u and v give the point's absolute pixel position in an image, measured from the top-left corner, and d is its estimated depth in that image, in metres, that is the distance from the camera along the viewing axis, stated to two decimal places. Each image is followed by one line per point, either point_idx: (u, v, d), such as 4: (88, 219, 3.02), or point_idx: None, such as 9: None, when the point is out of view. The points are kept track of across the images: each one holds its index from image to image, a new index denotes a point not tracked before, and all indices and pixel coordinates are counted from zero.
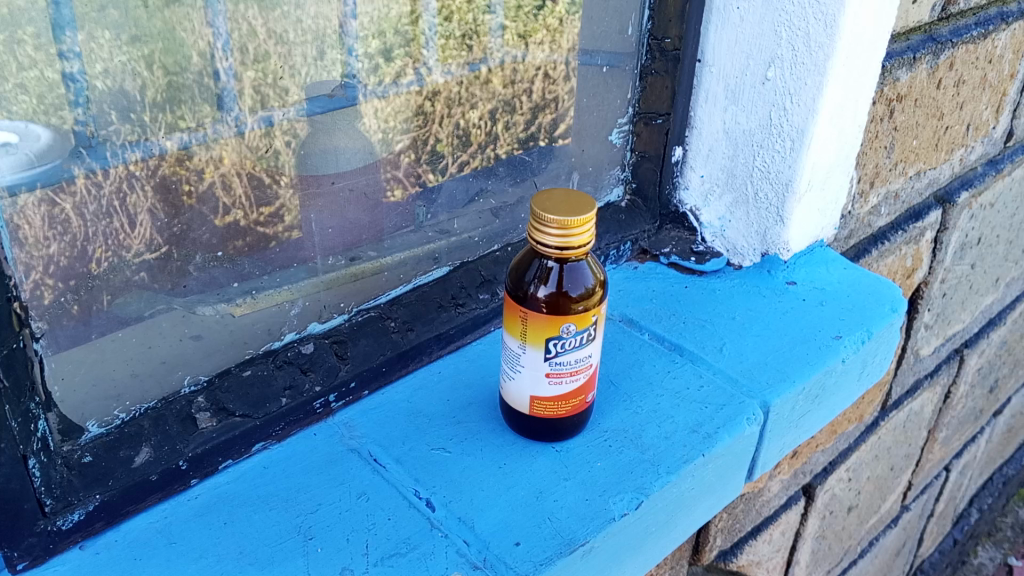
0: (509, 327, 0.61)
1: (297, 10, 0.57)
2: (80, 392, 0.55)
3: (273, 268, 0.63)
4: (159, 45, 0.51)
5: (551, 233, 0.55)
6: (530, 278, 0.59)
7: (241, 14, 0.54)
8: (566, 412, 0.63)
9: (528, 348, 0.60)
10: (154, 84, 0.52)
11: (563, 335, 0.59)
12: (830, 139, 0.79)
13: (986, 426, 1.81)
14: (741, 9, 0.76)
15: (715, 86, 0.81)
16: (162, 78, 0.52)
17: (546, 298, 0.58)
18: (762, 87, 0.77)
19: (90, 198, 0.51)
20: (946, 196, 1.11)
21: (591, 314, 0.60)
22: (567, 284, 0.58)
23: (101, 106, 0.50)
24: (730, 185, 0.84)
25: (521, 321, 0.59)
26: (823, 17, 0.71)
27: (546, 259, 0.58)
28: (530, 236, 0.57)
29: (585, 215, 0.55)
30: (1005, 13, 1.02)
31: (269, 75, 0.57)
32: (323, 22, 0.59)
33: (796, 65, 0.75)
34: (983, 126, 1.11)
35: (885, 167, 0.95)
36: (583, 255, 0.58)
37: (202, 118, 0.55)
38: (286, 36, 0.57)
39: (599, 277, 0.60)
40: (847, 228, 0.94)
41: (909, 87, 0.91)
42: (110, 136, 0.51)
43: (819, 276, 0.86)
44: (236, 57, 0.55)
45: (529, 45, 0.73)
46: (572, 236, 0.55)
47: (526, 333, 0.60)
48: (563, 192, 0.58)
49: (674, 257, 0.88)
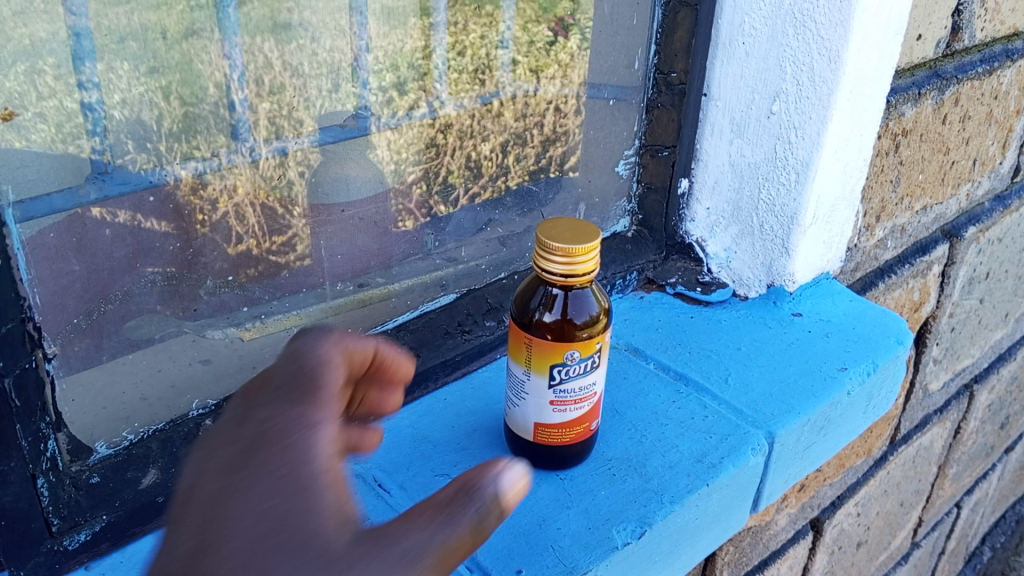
0: (513, 353, 0.62)
1: (312, 44, 0.59)
2: (90, 413, 0.56)
3: (282, 293, 0.64)
4: (177, 77, 0.53)
5: (556, 260, 0.56)
6: (535, 305, 0.60)
7: (257, 46, 0.56)
8: (570, 440, 0.63)
9: (532, 374, 0.61)
10: (171, 114, 0.54)
11: (568, 361, 0.60)
12: (835, 172, 0.80)
13: (997, 463, 1.79)
14: (746, 45, 0.76)
15: (721, 120, 0.82)
16: (179, 109, 0.54)
17: (551, 324, 0.59)
18: (767, 121, 0.78)
19: (106, 226, 0.53)
20: (952, 230, 1.12)
21: (596, 342, 0.60)
22: (572, 311, 0.59)
23: (118, 136, 0.52)
24: (736, 217, 0.85)
25: (526, 347, 0.60)
26: (827, 52, 0.72)
27: (552, 286, 0.59)
28: (536, 263, 0.58)
29: (589, 244, 0.56)
30: (1011, 50, 1.03)
31: (284, 107, 0.59)
32: (337, 56, 0.61)
33: (801, 99, 0.76)
34: (990, 161, 1.12)
35: (891, 202, 0.96)
36: (588, 283, 0.59)
37: (218, 147, 0.57)
38: (301, 68, 0.59)
39: (605, 305, 0.61)
40: (853, 261, 0.95)
41: (915, 121, 0.92)
42: (126, 164, 0.53)
43: (825, 308, 0.87)
44: (252, 89, 0.57)
45: (540, 79, 0.75)
46: (577, 263, 0.56)
47: (530, 359, 0.60)
48: (569, 220, 0.59)
49: (679, 287, 0.88)
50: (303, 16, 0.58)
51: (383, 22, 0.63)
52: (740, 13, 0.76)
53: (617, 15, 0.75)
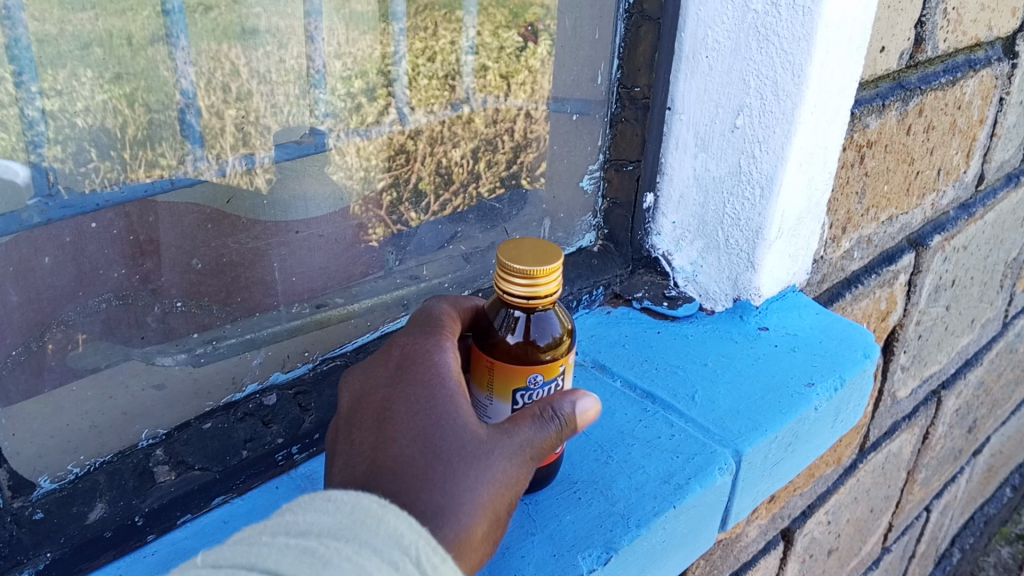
0: (476, 376, 0.61)
1: (279, 50, 0.57)
2: (35, 444, 0.54)
3: (236, 316, 0.62)
4: (141, 83, 0.51)
5: (517, 283, 0.55)
6: (498, 328, 0.59)
7: (224, 53, 0.55)
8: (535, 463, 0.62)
9: (495, 399, 0.60)
10: (135, 121, 0.52)
11: (531, 384, 0.59)
12: (800, 185, 0.79)
13: (965, 467, 1.80)
14: (710, 58, 0.76)
15: (686, 133, 0.81)
16: (143, 116, 0.52)
17: (513, 349, 0.58)
18: (731, 135, 0.78)
19: (51, 249, 0.52)
20: (918, 239, 1.12)
21: (559, 363, 0.59)
22: (534, 334, 0.58)
23: (80, 144, 0.50)
24: (701, 231, 0.84)
25: (488, 372, 0.59)
26: (791, 66, 0.72)
27: (512, 309, 0.58)
28: (497, 285, 0.57)
29: (551, 264, 0.55)
30: (973, 61, 1.04)
31: (250, 114, 0.58)
32: (303, 62, 0.59)
33: (764, 113, 0.75)
34: (955, 170, 1.12)
35: (856, 213, 0.96)
36: (550, 305, 0.58)
37: (182, 156, 0.55)
38: (268, 75, 0.57)
39: (567, 326, 0.60)
40: (819, 273, 0.95)
41: (880, 133, 0.92)
42: (87, 176, 0.51)
43: (791, 321, 0.86)
44: (217, 96, 0.55)
45: (510, 86, 0.74)
46: (539, 286, 0.55)
47: (493, 385, 0.59)
48: (532, 241, 0.58)
49: (646, 302, 0.87)
50: (270, 21, 0.56)
51: (349, 27, 0.61)
52: (703, 26, 0.75)
53: (580, 28, 0.75)
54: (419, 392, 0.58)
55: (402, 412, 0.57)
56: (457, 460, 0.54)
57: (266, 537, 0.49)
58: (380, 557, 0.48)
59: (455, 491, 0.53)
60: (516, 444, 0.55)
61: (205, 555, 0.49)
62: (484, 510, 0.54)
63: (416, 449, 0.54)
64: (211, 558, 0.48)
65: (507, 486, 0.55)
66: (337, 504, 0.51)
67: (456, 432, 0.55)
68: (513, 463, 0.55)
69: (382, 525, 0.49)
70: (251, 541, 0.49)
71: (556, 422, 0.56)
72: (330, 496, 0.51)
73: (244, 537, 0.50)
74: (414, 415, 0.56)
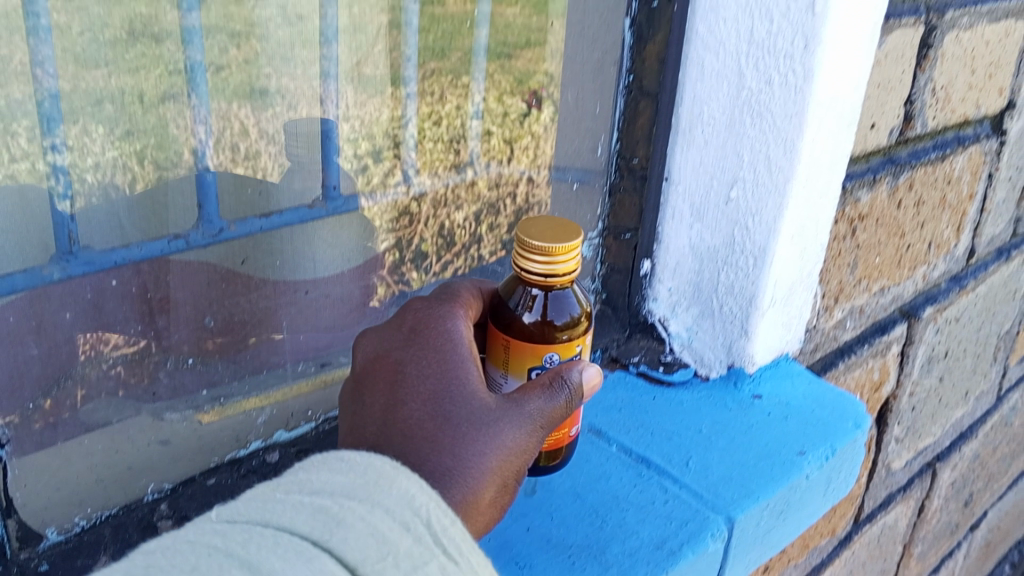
0: (492, 355, 0.66)
1: (288, 111, 0.62)
2: (43, 496, 0.57)
3: (242, 374, 0.65)
4: (152, 141, 0.56)
5: (536, 260, 0.60)
6: (516, 306, 0.63)
7: (233, 112, 0.59)
8: (549, 445, 0.68)
9: (510, 379, 0.64)
10: (144, 177, 0.56)
11: (546, 364, 0.63)
12: (791, 256, 0.81)
13: (963, 541, 1.80)
14: (705, 132, 0.78)
15: (681, 204, 0.83)
16: (152, 172, 0.56)
17: (531, 325, 0.62)
18: (726, 206, 0.80)
19: (71, 301, 0.55)
20: (910, 310, 1.14)
21: (575, 344, 0.64)
22: (552, 312, 0.62)
23: (88, 199, 0.54)
24: (696, 298, 0.87)
25: (505, 351, 0.64)
26: (783, 142, 0.74)
27: (530, 287, 0.62)
28: (517, 262, 0.61)
29: (570, 244, 0.60)
30: (962, 137, 1.06)
31: (258, 172, 0.62)
32: (312, 122, 0.63)
33: (757, 186, 0.77)
34: (944, 244, 1.15)
35: (848, 284, 0.98)
36: (567, 284, 0.62)
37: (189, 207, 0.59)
38: (276, 134, 0.62)
39: (585, 308, 0.64)
40: (812, 342, 0.96)
41: (871, 206, 0.95)
42: (94, 231, 0.55)
43: (784, 390, 0.88)
44: (226, 155, 0.59)
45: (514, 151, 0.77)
46: (557, 263, 0.60)
47: (507, 363, 0.64)
48: (551, 222, 0.62)
49: (642, 367, 0.88)
50: (277, 80, 0.60)
51: (359, 92, 0.65)
52: (699, 103, 0.77)
53: (581, 102, 0.78)
54: (430, 355, 0.60)
55: (413, 376, 0.59)
56: (466, 425, 0.56)
57: (279, 493, 0.48)
58: (394, 521, 0.47)
59: (464, 456, 0.55)
60: (524, 413, 0.58)
61: (217, 510, 0.47)
62: (491, 476, 0.56)
63: (425, 413, 0.57)
64: (223, 513, 0.47)
65: (515, 454, 0.57)
66: (350, 465, 0.50)
67: (466, 399, 0.57)
68: (521, 431, 0.57)
69: (395, 488, 0.49)
70: (264, 496, 0.48)
71: (564, 394, 0.59)
72: (343, 456, 0.51)
73: (255, 492, 0.48)
74: (424, 379, 0.59)
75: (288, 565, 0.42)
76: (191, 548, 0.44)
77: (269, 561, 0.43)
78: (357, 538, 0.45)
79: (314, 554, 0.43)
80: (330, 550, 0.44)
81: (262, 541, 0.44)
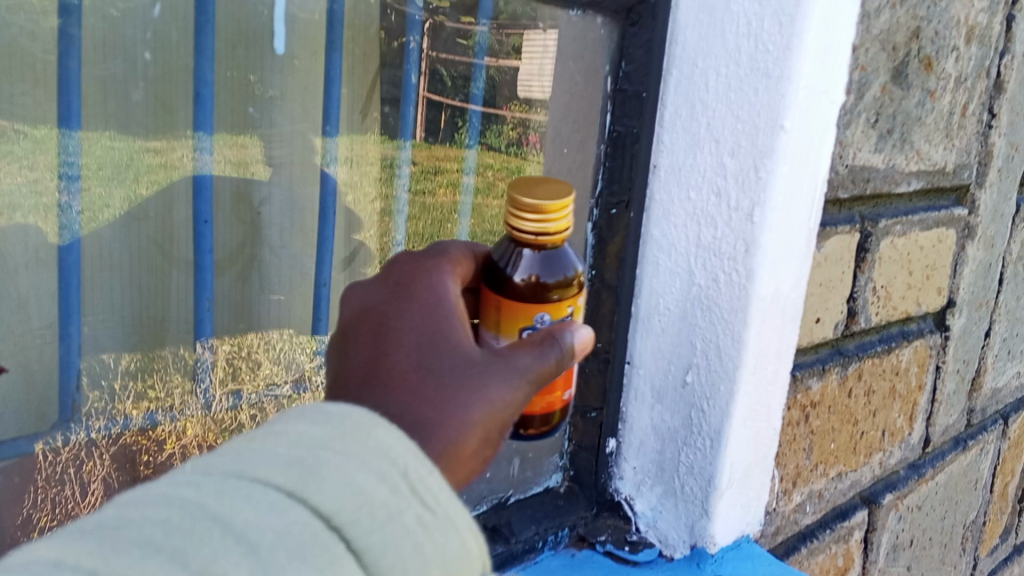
0: (486, 319, 0.70)
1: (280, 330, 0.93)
2: None
3: None
4: (144, 310, 0.85)
5: (529, 220, 0.65)
6: (509, 266, 0.67)
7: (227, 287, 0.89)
8: (541, 410, 0.71)
9: (502, 338, 0.68)
10: (131, 346, 0.84)
11: (537, 323, 0.67)
12: (745, 439, 0.86)
13: None
14: (661, 322, 0.85)
15: (643, 386, 0.89)
16: (137, 340, 0.85)
17: (523, 285, 0.66)
18: (682, 389, 0.86)
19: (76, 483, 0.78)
20: (870, 496, 1.19)
21: (566, 304, 0.68)
22: (545, 273, 0.67)
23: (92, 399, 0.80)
24: (659, 477, 0.91)
25: (498, 312, 0.68)
26: (731, 332, 0.81)
27: (520, 247, 0.67)
28: (512, 222, 0.66)
29: (560, 203, 0.65)
30: (907, 332, 1.15)
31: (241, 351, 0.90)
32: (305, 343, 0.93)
33: (710, 371, 0.83)
34: (899, 432, 1.20)
35: (805, 468, 1.03)
36: (560, 243, 0.67)
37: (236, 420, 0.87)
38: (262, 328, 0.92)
39: (577, 273, 0.69)
40: (773, 524, 1.00)
41: (822, 394, 1.01)
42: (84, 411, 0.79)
43: (749, 570, 0.89)
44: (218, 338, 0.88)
45: None
46: (549, 220, 0.65)
47: (500, 324, 0.68)
48: (543, 184, 0.67)
49: (609, 545, 0.92)
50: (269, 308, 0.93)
51: None
52: (654, 295, 0.85)
53: None
54: (418, 313, 0.61)
55: (400, 329, 0.59)
56: (453, 376, 0.56)
57: (253, 444, 0.43)
58: (371, 471, 0.43)
59: (449, 406, 0.55)
60: (511, 368, 0.59)
61: (193, 463, 0.43)
62: (477, 427, 0.56)
63: (410, 363, 0.56)
64: (198, 464, 0.42)
65: (500, 407, 0.58)
66: (327, 416, 0.46)
67: (455, 352, 0.58)
68: (506, 384, 0.58)
69: (371, 438, 0.45)
70: (236, 449, 0.43)
71: (555, 353, 0.62)
72: (320, 408, 0.47)
73: (229, 445, 0.44)
74: (411, 329, 0.59)
75: (262, 517, 0.39)
76: (159, 499, 0.39)
77: (242, 511, 0.39)
78: (334, 489, 0.42)
79: (287, 507, 0.40)
80: (305, 501, 0.41)
81: (234, 492, 0.39)
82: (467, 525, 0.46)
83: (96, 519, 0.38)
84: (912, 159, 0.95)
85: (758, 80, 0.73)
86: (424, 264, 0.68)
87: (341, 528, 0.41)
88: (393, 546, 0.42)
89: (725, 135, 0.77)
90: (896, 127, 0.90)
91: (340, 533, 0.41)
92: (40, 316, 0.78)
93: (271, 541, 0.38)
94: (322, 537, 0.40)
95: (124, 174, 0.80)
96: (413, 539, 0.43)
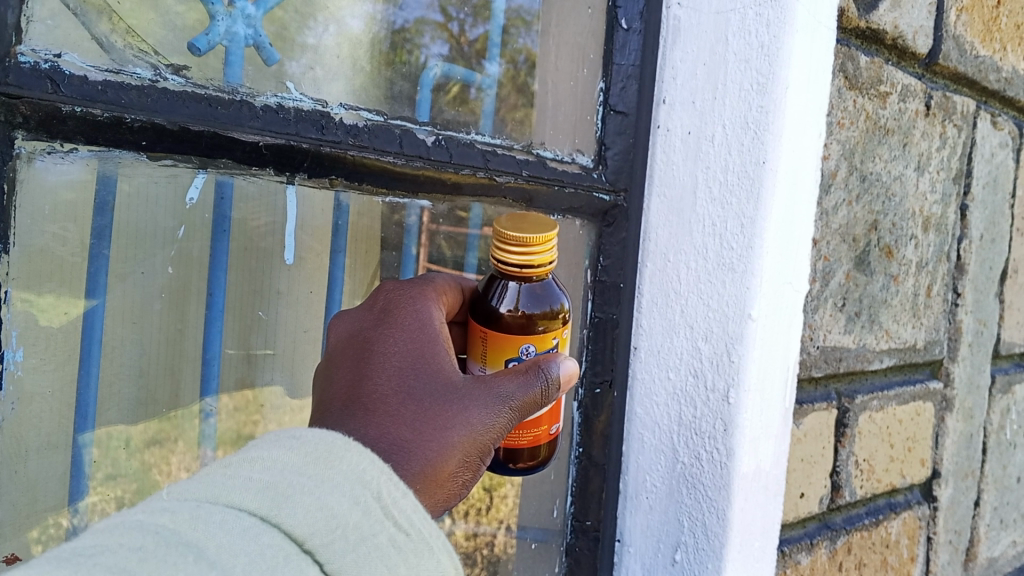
0: (474, 352, 0.73)
1: None
2: None
3: None
4: (131, 486, 0.71)
5: (514, 251, 0.69)
6: (494, 297, 0.71)
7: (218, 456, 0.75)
8: (527, 443, 0.72)
9: (488, 368, 0.71)
10: None
11: (523, 355, 0.70)
12: None
13: None
14: (649, 498, 0.87)
15: (635, 564, 0.89)
16: None
17: (507, 314, 0.70)
18: (671, 567, 0.85)
19: None
20: None
21: (551, 337, 0.71)
22: (530, 304, 0.70)
23: None
24: None
25: (485, 344, 0.71)
26: (715, 509, 0.81)
27: (507, 280, 0.71)
28: (496, 254, 0.70)
29: (541, 236, 0.69)
30: (894, 503, 1.15)
31: None
32: None
33: (698, 549, 0.83)
34: None
35: None
36: (542, 275, 0.71)
37: None
38: None
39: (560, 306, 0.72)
40: None
41: (812, 567, 1.01)
42: None
43: None
44: None
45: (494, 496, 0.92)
46: (532, 252, 0.68)
47: (487, 355, 0.71)
48: (527, 220, 0.71)
49: None
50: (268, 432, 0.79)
51: None
52: (641, 472, 0.88)
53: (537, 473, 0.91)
54: (401, 341, 0.66)
55: (382, 357, 0.65)
56: (432, 403, 0.62)
57: (228, 471, 0.46)
58: (344, 495, 0.47)
59: (426, 430, 0.60)
60: (493, 395, 0.63)
61: (167, 490, 0.44)
62: (455, 450, 0.61)
63: (389, 389, 0.62)
64: (174, 492, 0.44)
65: (480, 432, 0.63)
66: (300, 442, 0.50)
67: (433, 382, 0.63)
68: (486, 410, 0.63)
69: (344, 462, 0.50)
70: (207, 476, 0.45)
71: (540, 383, 0.65)
72: (295, 434, 0.51)
73: (207, 471, 0.46)
74: (390, 359, 0.64)
75: (234, 541, 0.41)
76: (137, 526, 0.40)
77: (217, 538, 0.41)
78: (305, 513, 0.45)
79: (260, 531, 0.42)
80: (278, 526, 0.43)
81: (209, 518, 0.42)
82: (441, 546, 0.50)
83: (73, 546, 0.39)
84: (881, 338, 1.01)
85: (724, 273, 0.80)
86: (408, 286, 0.71)
87: (314, 550, 0.43)
88: (366, 567, 0.45)
89: (698, 322, 0.83)
90: (862, 309, 0.97)
91: (313, 556, 0.43)
92: (45, 498, 0.66)
93: (245, 564, 0.40)
94: (295, 558, 0.42)
95: (149, 335, 0.71)
96: (387, 560, 0.46)
